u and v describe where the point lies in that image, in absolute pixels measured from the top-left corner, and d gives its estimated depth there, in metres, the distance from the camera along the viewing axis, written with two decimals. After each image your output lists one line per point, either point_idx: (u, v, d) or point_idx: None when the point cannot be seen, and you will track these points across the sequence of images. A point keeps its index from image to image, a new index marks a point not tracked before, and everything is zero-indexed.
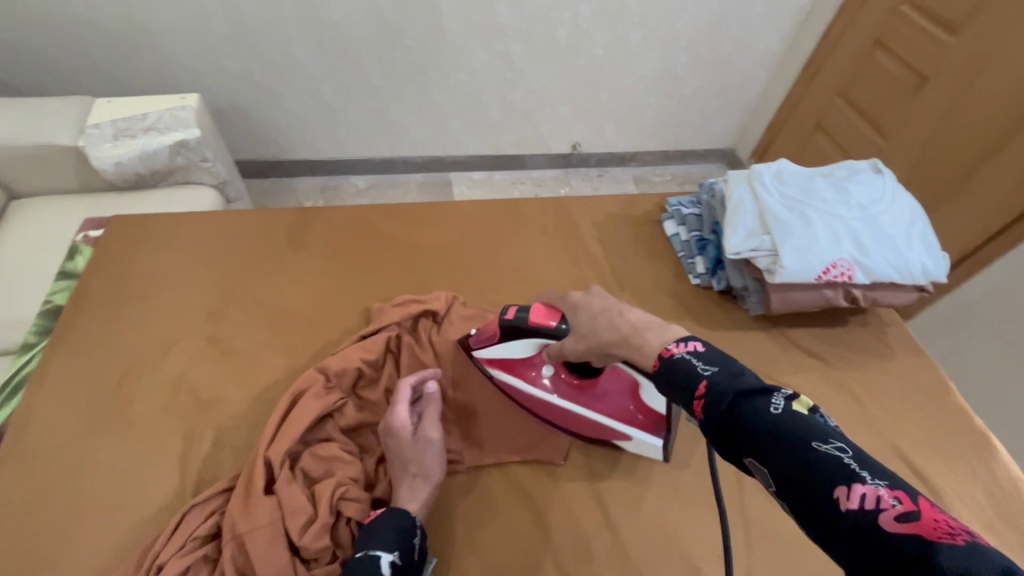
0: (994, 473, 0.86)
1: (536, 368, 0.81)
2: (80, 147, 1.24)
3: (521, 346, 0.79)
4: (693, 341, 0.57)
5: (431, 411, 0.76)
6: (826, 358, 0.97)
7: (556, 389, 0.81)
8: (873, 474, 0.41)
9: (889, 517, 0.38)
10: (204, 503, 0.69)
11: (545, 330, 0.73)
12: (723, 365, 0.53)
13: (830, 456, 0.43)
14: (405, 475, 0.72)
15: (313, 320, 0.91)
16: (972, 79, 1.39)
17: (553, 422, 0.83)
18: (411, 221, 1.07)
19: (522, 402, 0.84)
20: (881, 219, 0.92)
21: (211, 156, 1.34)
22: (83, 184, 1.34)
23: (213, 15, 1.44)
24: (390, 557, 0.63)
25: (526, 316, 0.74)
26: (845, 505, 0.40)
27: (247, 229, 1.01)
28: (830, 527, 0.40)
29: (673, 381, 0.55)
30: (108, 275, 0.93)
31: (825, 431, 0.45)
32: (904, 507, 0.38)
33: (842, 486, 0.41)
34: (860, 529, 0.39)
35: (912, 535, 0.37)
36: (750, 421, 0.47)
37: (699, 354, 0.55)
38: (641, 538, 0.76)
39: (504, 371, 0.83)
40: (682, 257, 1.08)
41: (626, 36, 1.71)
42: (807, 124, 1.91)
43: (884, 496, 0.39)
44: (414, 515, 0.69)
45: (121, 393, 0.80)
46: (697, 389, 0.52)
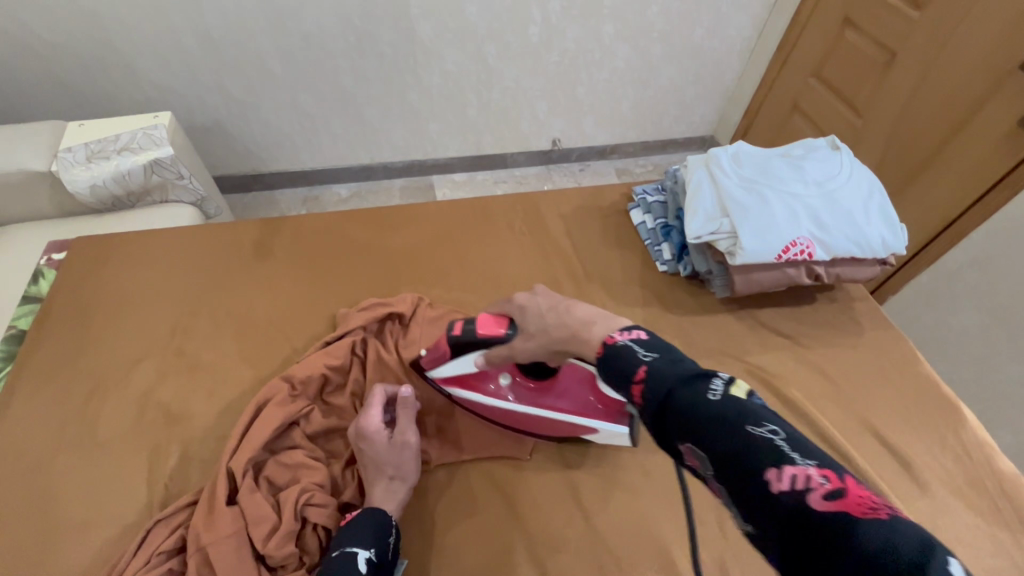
0: (964, 440, 0.87)
1: (493, 379, 0.80)
2: (53, 171, 1.23)
3: (469, 361, 0.77)
4: (636, 329, 0.58)
5: (404, 414, 0.76)
6: (794, 337, 0.97)
7: (514, 396, 0.80)
8: (803, 455, 0.42)
9: (818, 496, 0.39)
10: (169, 518, 0.69)
11: (495, 338, 0.73)
12: (663, 352, 0.54)
13: (763, 439, 0.43)
14: (380, 478, 0.72)
15: (280, 328, 0.91)
16: (938, 52, 1.40)
17: (523, 428, 0.83)
18: (378, 225, 1.07)
19: (487, 416, 0.83)
20: (839, 194, 0.93)
21: (187, 172, 1.34)
22: (58, 208, 1.33)
23: (182, 31, 1.43)
24: (366, 554, 0.63)
25: (472, 328, 0.74)
26: (777, 487, 0.41)
27: (214, 244, 1.00)
28: (761, 507, 0.41)
29: (614, 368, 0.56)
30: (73, 297, 0.92)
31: (760, 414, 0.46)
32: (832, 485, 0.39)
33: (773, 469, 0.41)
34: (791, 509, 0.40)
35: (841, 511, 0.38)
36: (686, 406, 0.48)
37: (641, 341, 0.56)
38: (611, 526, 0.77)
39: (461, 387, 0.82)
40: (648, 245, 1.08)
41: (598, 29, 1.71)
42: (783, 106, 1.92)
43: (813, 475, 0.40)
44: (388, 515, 0.69)
45: (88, 414, 0.80)
46: (636, 374, 0.53)
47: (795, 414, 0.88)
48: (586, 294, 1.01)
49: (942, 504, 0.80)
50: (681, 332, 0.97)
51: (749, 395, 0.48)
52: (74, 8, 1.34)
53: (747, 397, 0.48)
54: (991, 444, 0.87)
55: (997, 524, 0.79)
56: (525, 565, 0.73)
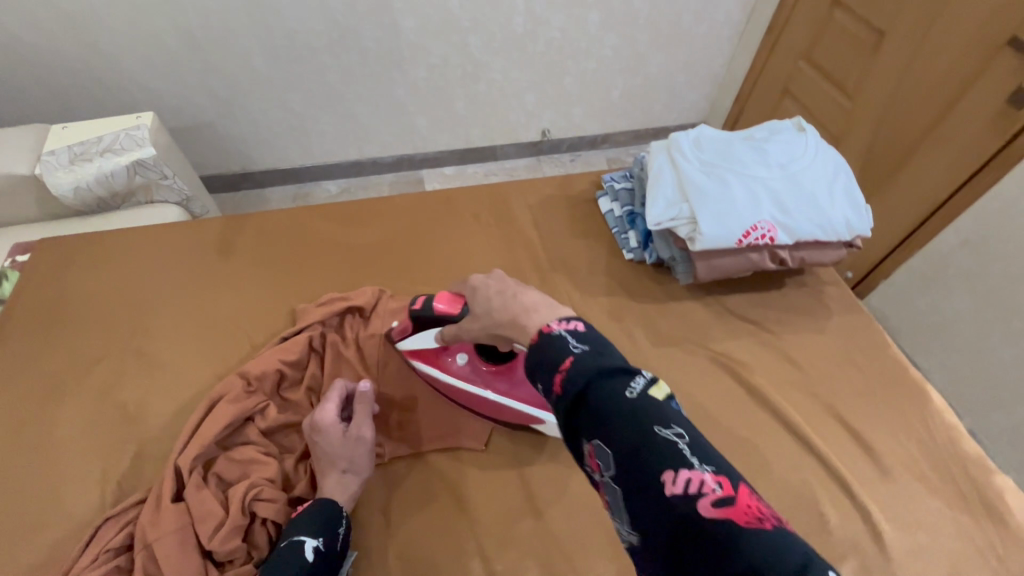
0: (931, 425, 0.86)
1: (451, 356, 0.82)
2: (37, 175, 1.24)
3: (429, 336, 0.80)
4: (574, 320, 0.54)
5: (360, 407, 0.76)
6: (761, 323, 0.96)
7: (470, 376, 0.82)
8: (702, 460, 0.41)
9: (707, 502, 0.39)
10: (119, 515, 0.70)
11: (450, 315, 0.75)
12: (593, 344, 0.50)
13: (667, 442, 0.43)
14: (332, 470, 0.72)
15: (243, 325, 0.91)
16: (927, 31, 1.36)
17: (468, 407, 0.84)
18: (344, 219, 1.06)
19: (440, 389, 0.85)
20: (802, 176, 0.91)
21: (170, 172, 1.33)
22: (44, 211, 1.34)
23: (164, 31, 1.43)
24: (314, 542, 0.63)
25: (429, 305, 0.76)
26: (670, 490, 0.40)
27: (178, 242, 1.00)
28: (653, 509, 0.41)
29: (540, 355, 0.51)
30: (35, 298, 0.93)
31: (670, 416, 0.44)
32: (723, 492, 0.39)
33: (670, 471, 0.41)
34: (678, 513, 0.39)
35: (726, 519, 0.38)
36: (602, 403, 0.45)
37: (575, 332, 0.51)
38: (568, 517, 0.77)
39: (421, 359, 0.84)
40: (616, 233, 1.07)
41: (583, 17, 1.69)
42: (773, 89, 1.89)
43: (707, 481, 0.40)
44: (340, 507, 0.69)
45: (46, 415, 0.80)
46: (561, 363, 0.49)
47: (760, 401, 0.87)
48: (551, 285, 1.00)
49: (907, 490, 0.79)
50: (646, 320, 0.96)
51: (668, 397, 0.47)
52: (53, 10, 1.33)
53: (664, 398, 0.46)
54: (958, 428, 0.86)
55: (961, 510, 0.78)
56: (478, 557, 0.73)
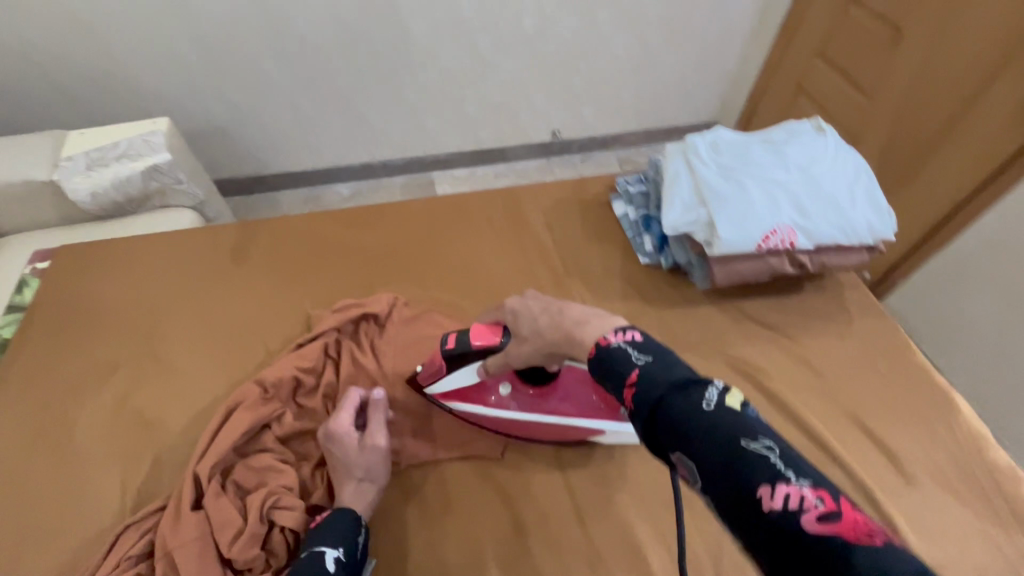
0: (957, 432, 0.84)
1: (493, 389, 0.79)
2: (55, 180, 1.25)
3: (466, 374, 0.77)
4: (631, 330, 0.56)
5: (376, 416, 0.76)
6: (780, 328, 0.95)
7: (517, 404, 0.79)
8: (797, 473, 0.40)
9: (811, 518, 0.37)
10: (139, 522, 0.70)
11: (491, 348, 0.72)
12: (658, 356, 0.51)
13: (756, 455, 0.41)
14: (350, 479, 0.72)
15: (257, 331, 0.91)
16: (947, 27, 1.33)
17: (524, 435, 0.82)
18: (357, 224, 1.06)
19: (492, 426, 0.82)
20: (822, 179, 0.89)
21: (185, 177, 1.35)
22: (62, 217, 1.36)
23: (177, 38, 1.44)
24: (335, 553, 0.63)
25: (468, 340, 0.73)
26: (768, 505, 0.39)
27: (193, 248, 1.01)
28: (751, 524, 0.39)
29: (608, 370, 0.54)
30: (54, 305, 0.94)
31: (754, 428, 0.43)
32: (826, 508, 0.37)
33: (766, 486, 0.39)
34: (781, 530, 0.38)
35: (835, 535, 0.36)
36: (677, 414, 0.46)
37: (635, 343, 0.54)
38: (586, 526, 0.76)
39: (461, 400, 0.81)
40: (631, 236, 1.06)
41: (593, 17, 1.67)
42: (787, 88, 1.86)
43: (808, 496, 0.38)
44: (359, 516, 0.69)
45: (66, 421, 0.81)
46: (629, 377, 0.51)
47: (780, 408, 0.85)
48: (566, 290, 1.00)
49: (932, 499, 0.77)
50: (662, 325, 0.95)
51: (745, 406, 0.46)
52: (69, 18, 1.35)
53: (743, 408, 0.45)
54: (986, 436, 0.84)
55: (988, 519, 0.77)
56: (496, 566, 0.73)
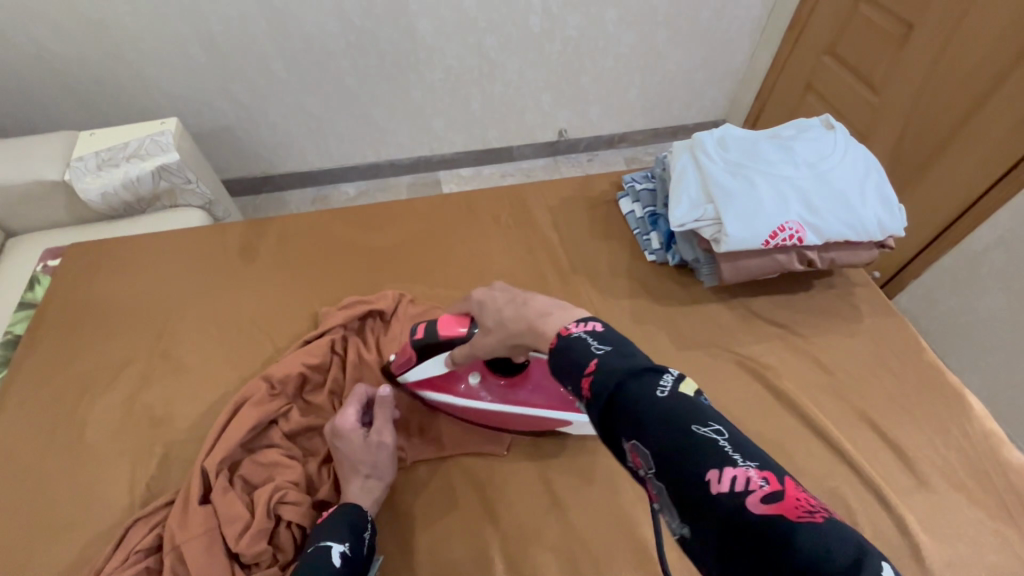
0: (969, 431, 0.83)
1: (463, 379, 0.79)
2: (66, 180, 1.26)
3: (436, 364, 0.77)
4: (592, 321, 0.54)
5: (382, 412, 0.76)
6: (789, 326, 0.94)
7: (487, 394, 0.79)
8: (744, 456, 0.40)
9: (756, 499, 0.37)
10: (148, 517, 0.70)
11: (456, 338, 0.72)
12: (615, 344, 0.50)
13: (707, 439, 0.41)
14: (356, 475, 0.72)
15: (264, 329, 0.92)
16: (958, 23, 1.31)
17: (492, 424, 0.82)
18: (363, 223, 1.06)
19: (462, 414, 0.83)
20: (831, 175, 0.88)
21: (193, 176, 1.36)
22: (73, 216, 1.37)
23: (186, 39, 1.46)
24: (341, 547, 0.63)
25: (435, 330, 0.74)
26: (716, 488, 0.39)
27: (201, 247, 1.02)
28: (701, 509, 0.39)
29: (564, 357, 0.51)
30: (64, 303, 0.95)
31: (705, 413, 0.43)
32: (770, 488, 0.37)
33: (714, 469, 0.39)
34: (728, 512, 0.38)
35: (778, 515, 0.36)
36: (634, 402, 0.44)
37: (595, 333, 0.52)
38: (593, 525, 0.76)
39: (432, 388, 0.81)
40: (638, 234, 1.05)
41: (600, 16, 1.67)
42: (796, 85, 1.85)
43: (753, 477, 0.38)
44: (365, 512, 0.69)
45: (77, 417, 0.82)
46: (587, 366, 0.48)
47: (789, 407, 0.84)
48: (572, 288, 0.99)
49: (944, 499, 0.76)
50: (669, 323, 0.94)
51: (697, 393, 0.46)
52: (80, 20, 1.37)
53: (695, 395, 0.45)
54: (999, 435, 0.82)
55: (1002, 519, 0.75)
56: (502, 563, 0.72)
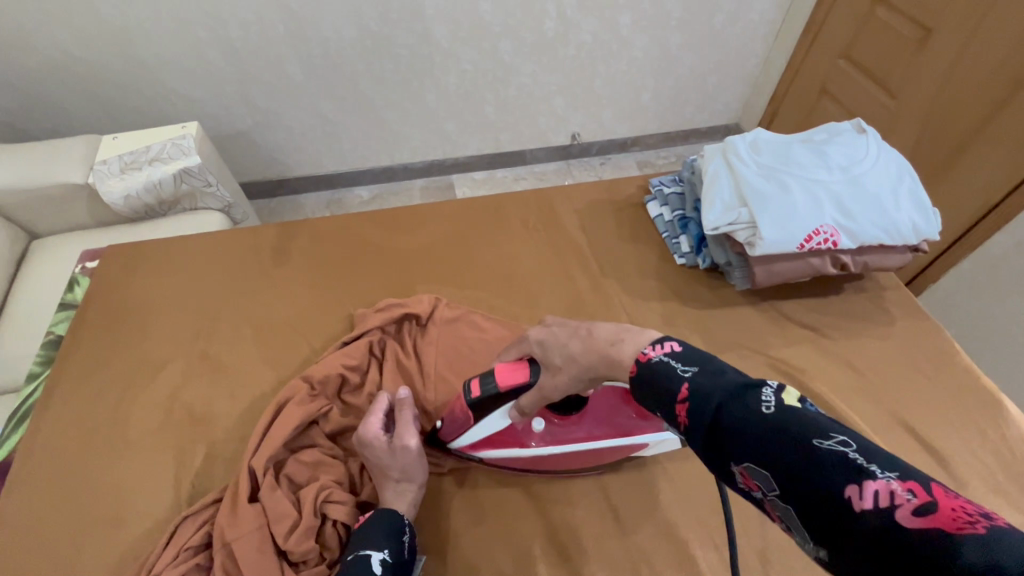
0: (1005, 434, 0.83)
1: (527, 429, 0.75)
2: (90, 183, 1.28)
3: (497, 418, 0.72)
4: (668, 341, 0.58)
5: (405, 417, 0.74)
6: (819, 329, 0.94)
7: (556, 441, 0.75)
8: (881, 467, 0.40)
9: (906, 513, 0.37)
10: (196, 513, 0.72)
11: (521, 389, 0.69)
12: (702, 365, 0.53)
13: (833, 453, 0.41)
14: (389, 481, 0.72)
15: (299, 330, 0.93)
16: (975, 28, 1.32)
17: (574, 467, 0.80)
18: (392, 226, 1.08)
19: (532, 463, 0.79)
20: (865, 179, 0.89)
21: (214, 180, 1.37)
22: (100, 218, 1.39)
23: (206, 44, 1.47)
24: (380, 555, 0.63)
25: (494, 385, 0.69)
26: (859, 506, 0.38)
27: (234, 248, 1.03)
28: (843, 527, 0.39)
29: (653, 386, 0.55)
30: (103, 302, 0.96)
31: (823, 425, 0.43)
32: (920, 500, 0.37)
33: (853, 486, 0.39)
34: (876, 529, 0.38)
35: (936, 529, 0.36)
36: (740, 422, 0.46)
37: (676, 356, 0.56)
38: (631, 526, 0.76)
39: (495, 446, 0.76)
40: (666, 238, 1.06)
41: (614, 20, 1.68)
42: (810, 89, 1.85)
43: (897, 490, 0.38)
44: (403, 515, 0.69)
45: (119, 415, 0.83)
46: (679, 393, 0.52)
47: (823, 411, 0.85)
48: (602, 290, 1.00)
49: (982, 502, 0.76)
50: (700, 326, 0.95)
51: (803, 403, 0.47)
52: (106, 27, 1.39)
53: (802, 407, 0.46)
54: None
55: None
56: (543, 562, 0.73)
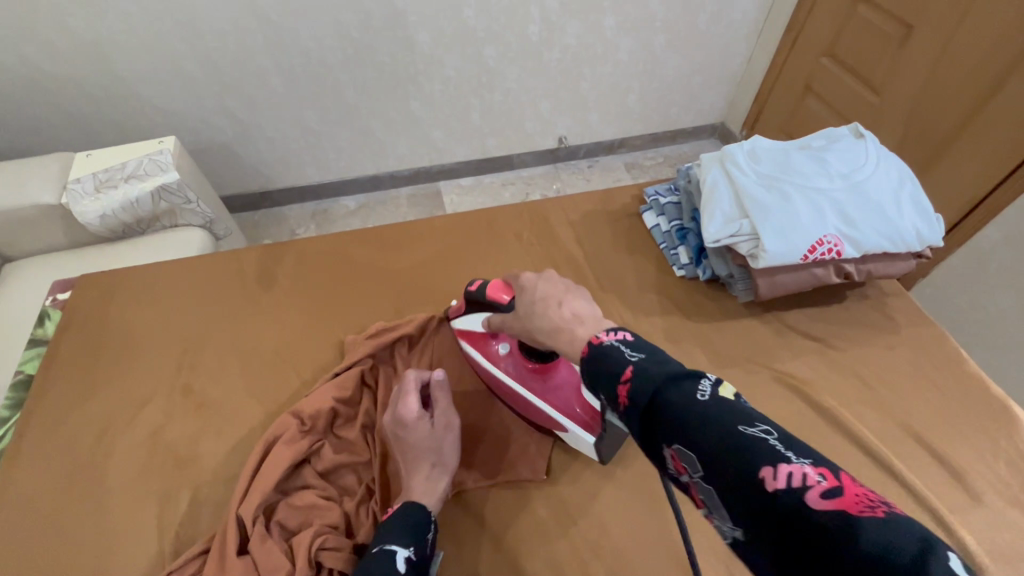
0: (1016, 442, 0.81)
1: (496, 343, 0.80)
2: (63, 204, 1.23)
3: (478, 320, 0.79)
4: (621, 330, 0.55)
5: (443, 396, 0.74)
6: (824, 339, 0.92)
7: (508, 370, 0.78)
8: (797, 454, 0.39)
9: (816, 495, 0.36)
10: (181, 569, 0.67)
11: (497, 305, 0.74)
12: (648, 352, 0.50)
13: (755, 439, 0.40)
14: (422, 463, 0.70)
15: (288, 359, 0.89)
16: (957, 26, 1.31)
17: (506, 399, 0.82)
18: (382, 244, 1.03)
19: (485, 377, 0.83)
20: (867, 186, 0.87)
21: (194, 196, 1.31)
22: (74, 241, 1.33)
23: (180, 56, 1.42)
24: (406, 552, 0.60)
25: (483, 290, 0.76)
26: (772, 486, 0.38)
27: (216, 273, 0.98)
28: (757, 509, 0.38)
29: (599, 368, 0.52)
30: (76, 338, 0.91)
31: (749, 414, 0.43)
32: (829, 483, 0.37)
33: (769, 467, 0.38)
34: (788, 510, 0.37)
35: (838, 510, 0.35)
36: (675, 406, 0.44)
37: (627, 342, 0.52)
38: (644, 557, 0.72)
39: (469, 341, 0.83)
40: (664, 249, 1.03)
41: (598, 23, 1.65)
42: (795, 88, 1.84)
43: (809, 474, 0.37)
44: (430, 509, 0.67)
45: (96, 459, 0.78)
46: (623, 373, 0.49)
47: (833, 426, 0.82)
48: (600, 304, 0.97)
49: (998, 516, 0.74)
50: (703, 340, 0.92)
51: (737, 396, 0.46)
52: (73, 42, 1.33)
53: (734, 399, 0.45)
54: None
55: None
56: None
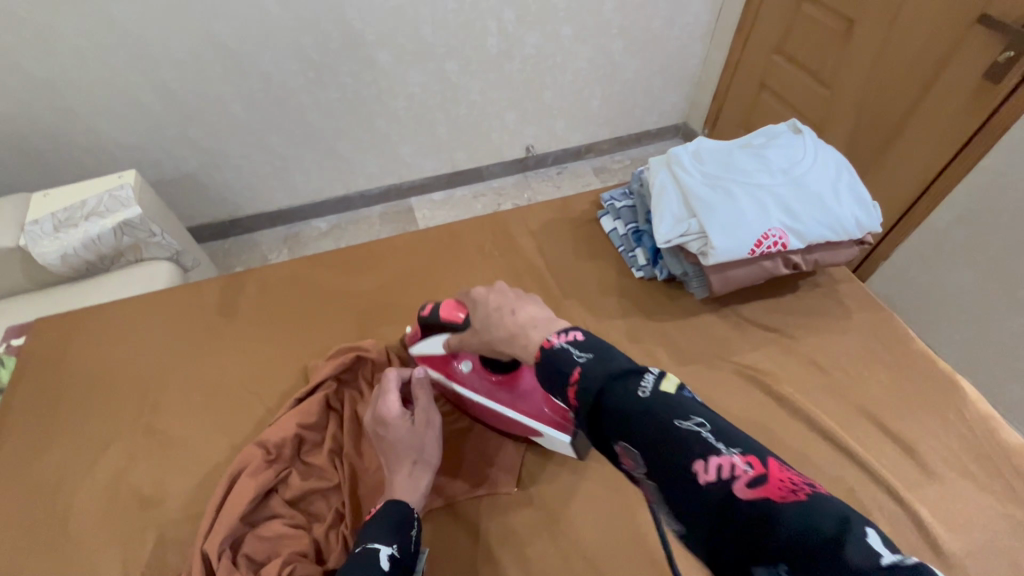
0: (966, 416, 0.84)
1: (458, 362, 0.80)
2: (21, 246, 1.20)
3: (437, 343, 0.80)
4: (573, 330, 0.55)
5: (423, 393, 0.75)
6: (781, 329, 0.95)
7: (475, 386, 0.79)
8: (729, 443, 0.40)
9: (742, 485, 0.38)
10: None
11: (454, 324, 0.76)
12: (596, 351, 0.51)
13: (690, 432, 0.42)
14: (405, 463, 0.70)
15: (253, 388, 0.88)
16: (894, 18, 1.37)
17: (479, 415, 0.83)
18: (345, 266, 1.04)
19: (454, 397, 0.84)
20: (806, 179, 0.90)
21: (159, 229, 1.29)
22: (34, 281, 1.31)
23: (138, 88, 1.41)
24: (389, 550, 0.60)
25: (437, 312, 0.78)
26: (704, 478, 0.39)
27: (177, 307, 0.98)
28: (691, 502, 0.40)
29: (552, 371, 0.53)
30: (34, 382, 0.89)
31: (688, 407, 0.44)
32: (755, 472, 0.38)
33: (700, 460, 0.40)
34: (717, 500, 0.38)
35: (762, 498, 0.37)
36: (618, 404, 0.46)
37: (577, 342, 0.53)
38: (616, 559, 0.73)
39: (430, 365, 0.83)
40: (623, 252, 1.05)
41: (555, 32, 1.69)
42: (750, 85, 1.89)
43: (737, 463, 0.39)
44: (413, 506, 0.67)
45: (56, 507, 0.77)
46: (572, 376, 0.50)
47: (792, 413, 0.85)
48: (564, 311, 0.98)
49: (953, 488, 0.77)
50: (665, 339, 0.94)
51: (681, 388, 0.46)
52: (26, 80, 1.31)
53: (678, 390, 0.45)
54: (996, 417, 0.84)
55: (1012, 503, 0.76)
56: None
